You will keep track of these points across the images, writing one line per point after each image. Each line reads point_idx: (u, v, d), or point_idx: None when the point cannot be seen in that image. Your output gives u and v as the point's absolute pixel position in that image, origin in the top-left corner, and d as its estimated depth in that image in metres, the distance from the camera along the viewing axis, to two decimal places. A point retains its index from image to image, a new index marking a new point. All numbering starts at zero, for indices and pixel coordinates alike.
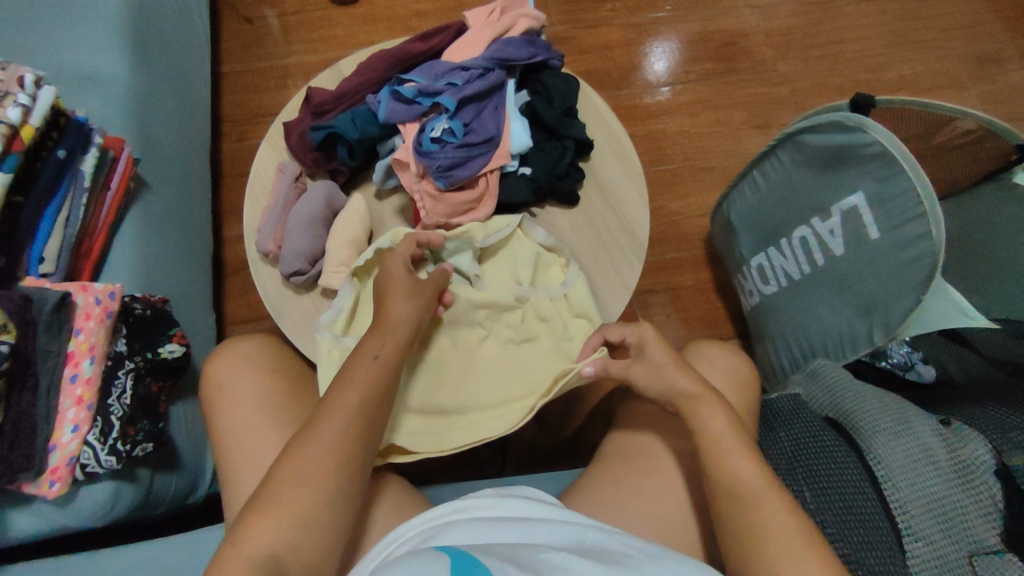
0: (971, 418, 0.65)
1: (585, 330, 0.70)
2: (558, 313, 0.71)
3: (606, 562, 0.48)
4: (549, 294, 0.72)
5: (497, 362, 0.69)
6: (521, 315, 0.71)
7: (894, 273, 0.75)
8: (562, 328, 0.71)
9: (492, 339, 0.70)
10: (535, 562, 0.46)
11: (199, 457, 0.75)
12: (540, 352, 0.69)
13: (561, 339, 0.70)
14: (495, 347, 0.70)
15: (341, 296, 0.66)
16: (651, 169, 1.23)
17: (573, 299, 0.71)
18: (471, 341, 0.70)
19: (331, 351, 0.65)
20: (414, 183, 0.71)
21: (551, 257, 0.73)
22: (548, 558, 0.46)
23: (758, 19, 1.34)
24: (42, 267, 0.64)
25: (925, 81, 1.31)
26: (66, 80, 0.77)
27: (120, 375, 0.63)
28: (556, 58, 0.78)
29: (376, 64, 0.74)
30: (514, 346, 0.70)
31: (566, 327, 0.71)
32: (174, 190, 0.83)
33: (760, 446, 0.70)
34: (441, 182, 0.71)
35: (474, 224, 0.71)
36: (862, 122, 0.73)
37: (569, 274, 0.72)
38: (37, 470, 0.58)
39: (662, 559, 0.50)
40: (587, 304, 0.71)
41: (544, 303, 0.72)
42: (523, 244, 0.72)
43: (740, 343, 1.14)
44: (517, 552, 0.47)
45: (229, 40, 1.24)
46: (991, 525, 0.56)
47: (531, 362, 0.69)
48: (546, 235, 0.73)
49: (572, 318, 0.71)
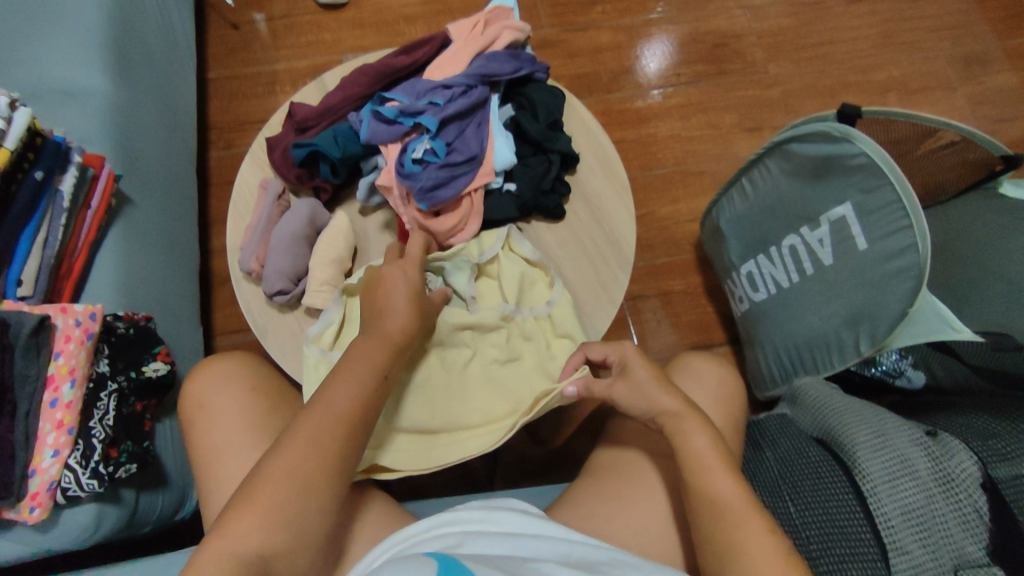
0: (955, 427, 0.66)
1: (567, 348, 0.70)
2: (541, 331, 0.71)
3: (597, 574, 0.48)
4: (534, 313, 0.71)
5: (482, 383, 0.69)
6: (506, 334, 0.70)
7: (881, 285, 0.75)
8: (545, 347, 0.70)
9: (478, 360, 0.69)
10: (523, 569, 0.47)
11: (185, 473, 0.75)
12: (524, 372, 0.69)
13: (545, 358, 0.70)
14: (480, 369, 0.69)
15: (330, 309, 0.66)
16: (642, 172, 1.22)
17: (557, 319, 0.71)
18: (458, 362, 0.69)
19: (314, 367, 0.64)
20: (400, 206, 0.71)
21: (536, 274, 0.72)
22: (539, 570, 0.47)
23: (748, 20, 1.33)
24: (20, 289, 0.63)
25: (914, 83, 1.31)
26: (45, 96, 0.76)
27: (103, 397, 0.62)
28: (541, 71, 0.78)
29: (358, 80, 0.74)
30: (500, 367, 0.69)
31: (549, 347, 0.70)
32: (157, 204, 0.83)
33: (749, 465, 0.71)
34: (424, 204, 0.70)
35: (468, 243, 0.72)
36: (848, 133, 0.73)
37: (554, 293, 0.71)
38: (16, 497, 0.57)
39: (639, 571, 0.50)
40: (573, 325, 0.70)
41: (529, 322, 0.71)
42: (512, 260, 0.72)
43: (730, 348, 1.14)
44: (507, 563, 0.47)
45: (216, 46, 1.22)
46: (975, 538, 0.56)
47: (517, 379, 0.69)
48: (533, 250, 0.73)
49: (555, 337, 0.71)
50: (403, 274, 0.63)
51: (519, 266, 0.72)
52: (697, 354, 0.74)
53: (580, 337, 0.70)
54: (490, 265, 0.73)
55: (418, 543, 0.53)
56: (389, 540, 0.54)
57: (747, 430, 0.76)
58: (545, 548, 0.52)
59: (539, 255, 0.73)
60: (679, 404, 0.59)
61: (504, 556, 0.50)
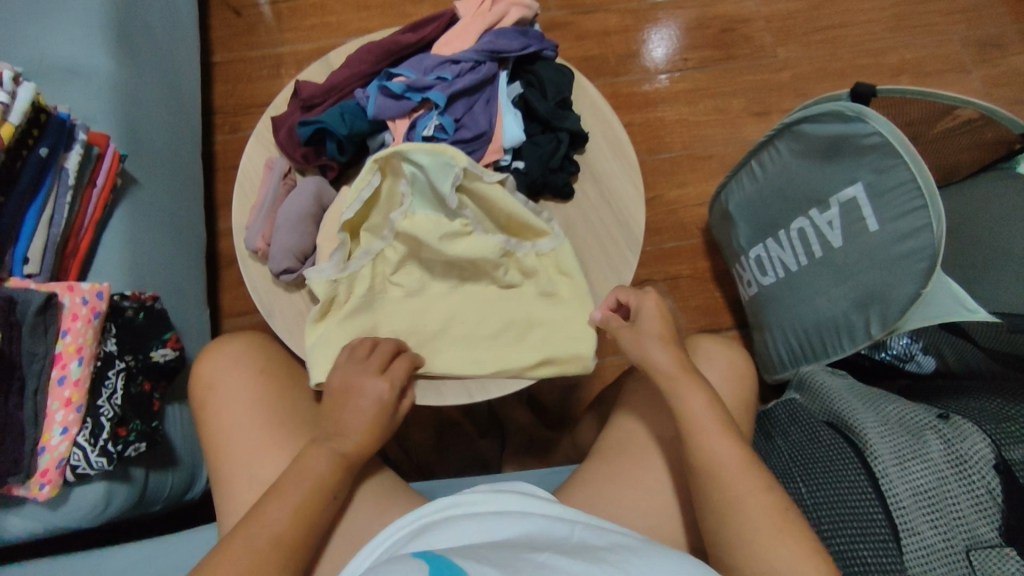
0: (968, 410, 0.65)
1: (572, 289, 0.71)
2: (544, 267, 0.72)
3: (595, 560, 0.46)
4: (536, 249, 0.71)
5: (480, 304, 0.71)
6: (506, 267, 0.71)
7: (893, 266, 0.73)
8: (547, 283, 0.71)
9: (473, 286, 0.72)
10: (517, 560, 0.44)
11: (195, 453, 0.75)
12: (523, 301, 0.72)
13: (545, 290, 0.71)
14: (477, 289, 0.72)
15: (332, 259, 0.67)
16: (650, 157, 1.21)
17: (559, 257, 0.71)
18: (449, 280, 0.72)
19: (323, 289, 0.66)
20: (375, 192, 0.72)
21: (532, 217, 0.70)
22: (532, 558, 0.44)
23: (758, 3, 1.31)
24: (26, 267, 0.63)
25: (926, 66, 1.29)
26: (47, 75, 0.75)
27: (111, 375, 0.62)
28: (549, 49, 0.76)
29: (365, 56, 0.73)
30: (494, 293, 0.72)
31: (552, 283, 0.71)
32: (163, 185, 0.82)
33: (762, 454, 0.72)
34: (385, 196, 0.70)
35: (458, 148, 0.66)
36: (861, 112, 0.71)
37: (556, 233, 0.72)
38: (26, 473, 0.58)
39: (635, 553, 0.48)
40: (573, 265, 0.71)
41: (530, 258, 0.71)
42: (502, 196, 0.68)
43: (738, 332, 1.13)
44: (500, 554, 0.45)
45: (220, 29, 1.21)
46: (988, 520, 0.56)
47: (518, 305, 0.71)
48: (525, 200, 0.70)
49: (559, 275, 0.72)
50: (370, 390, 0.60)
51: (522, 199, 0.70)
52: (708, 337, 0.72)
53: (581, 280, 0.71)
54: (479, 187, 0.68)
55: (423, 532, 0.52)
56: (392, 525, 0.53)
57: (759, 419, 0.77)
58: (550, 528, 0.51)
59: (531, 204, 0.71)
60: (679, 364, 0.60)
61: (506, 543, 0.48)
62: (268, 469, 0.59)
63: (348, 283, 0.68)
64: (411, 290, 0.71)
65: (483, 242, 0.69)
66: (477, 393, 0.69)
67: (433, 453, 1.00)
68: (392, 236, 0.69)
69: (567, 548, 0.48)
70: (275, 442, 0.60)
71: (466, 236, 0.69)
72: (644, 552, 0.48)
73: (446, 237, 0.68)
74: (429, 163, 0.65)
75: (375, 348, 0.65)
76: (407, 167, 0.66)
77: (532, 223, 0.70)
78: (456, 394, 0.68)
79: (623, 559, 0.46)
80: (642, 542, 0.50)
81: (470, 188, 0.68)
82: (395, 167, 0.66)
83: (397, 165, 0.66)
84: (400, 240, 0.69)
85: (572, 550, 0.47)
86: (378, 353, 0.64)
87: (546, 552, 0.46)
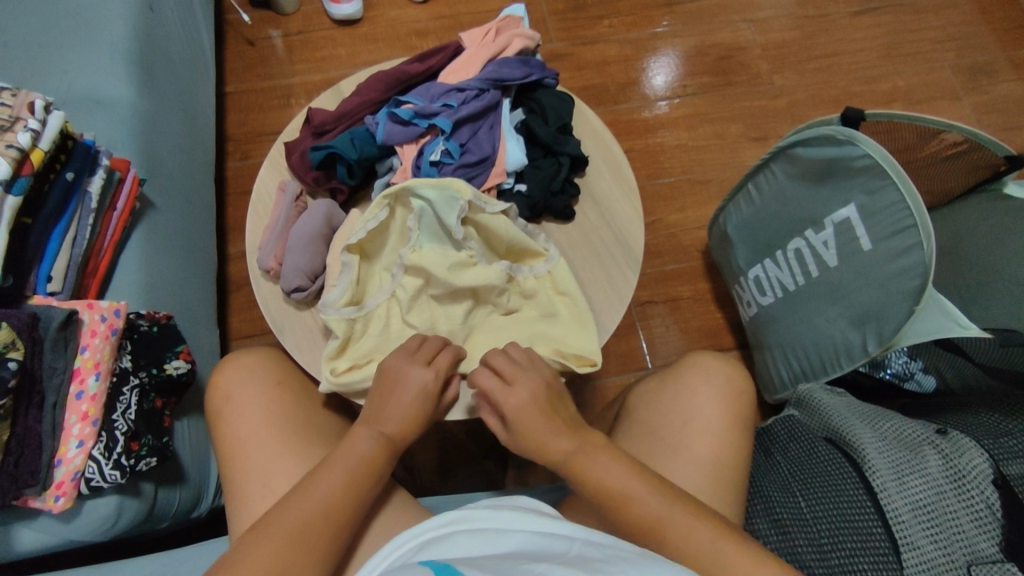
0: (965, 425, 0.67)
1: (571, 308, 0.73)
2: (542, 288, 0.74)
3: (590, 568, 0.46)
4: (534, 272, 0.74)
5: (487, 330, 0.74)
6: (507, 293, 0.74)
7: (886, 284, 0.75)
8: (547, 304, 0.73)
9: (481, 312, 0.75)
10: (517, 570, 0.45)
11: (203, 471, 0.78)
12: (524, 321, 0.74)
13: (546, 314, 0.73)
14: (484, 316, 0.75)
15: (342, 280, 0.69)
16: (650, 181, 1.24)
17: (556, 276, 0.73)
18: (459, 313, 0.73)
19: (337, 325, 0.68)
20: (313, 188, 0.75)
21: (529, 242, 0.73)
22: (530, 568, 0.45)
23: (754, 33, 1.36)
24: (50, 285, 0.65)
25: (919, 93, 1.32)
26: (73, 105, 0.78)
27: (125, 391, 0.64)
28: (550, 77, 0.80)
29: (375, 85, 0.76)
30: (501, 316, 0.75)
31: (551, 304, 0.73)
32: (177, 210, 0.85)
33: (761, 469, 0.73)
34: (319, 204, 0.73)
35: (462, 180, 0.69)
36: (851, 135, 0.74)
37: (551, 253, 0.74)
38: (42, 485, 0.59)
39: (629, 559, 0.48)
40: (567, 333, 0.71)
41: (529, 281, 0.74)
42: (502, 226, 0.71)
43: (739, 353, 1.15)
44: (501, 564, 0.46)
45: (234, 61, 1.26)
46: (988, 535, 0.56)
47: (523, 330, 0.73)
48: (523, 223, 0.73)
49: (556, 295, 0.74)
50: (419, 379, 0.63)
51: (521, 225, 0.73)
52: (705, 354, 0.73)
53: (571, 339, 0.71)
54: (485, 219, 0.71)
55: (424, 547, 0.52)
56: (399, 538, 0.54)
57: (757, 436, 0.78)
58: (547, 540, 0.52)
59: (530, 228, 0.73)
60: (572, 444, 0.60)
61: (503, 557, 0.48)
62: (279, 479, 0.60)
63: (364, 321, 0.70)
64: (424, 326, 0.72)
65: (485, 273, 0.71)
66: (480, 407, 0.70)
67: (438, 474, 1.00)
68: (404, 270, 0.71)
69: (567, 560, 0.48)
70: (286, 456, 0.62)
71: (472, 267, 0.71)
72: (641, 564, 0.47)
73: (453, 268, 0.70)
74: (434, 198, 0.69)
75: (424, 342, 0.67)
76: (415, 202, 0.70)
77: (529, 246, 0.73)
78: (459, 409, 0.70)
79: (619, 567, 0.46)
80: (638, 551, 0.50)
81: (474, 219, 0.71)
82: (405, 201, 0.70)
83: (405, 199, 0.70)
84: (411, 274, 0.72)
85: (569, 561, 0.48)
86: (427, 347, 0.66)
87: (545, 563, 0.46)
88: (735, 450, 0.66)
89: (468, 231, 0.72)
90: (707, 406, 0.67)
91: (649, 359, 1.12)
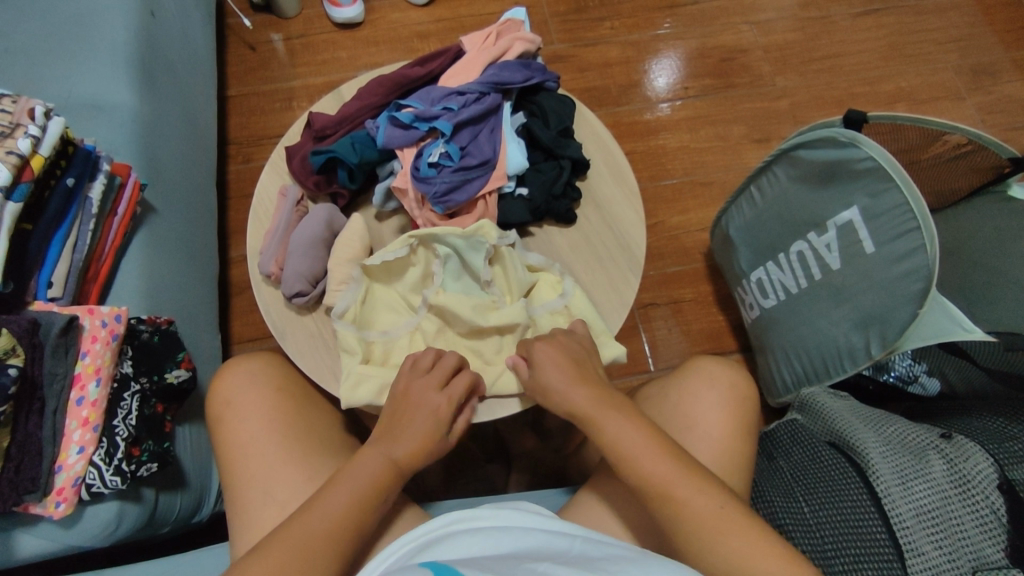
0: (969, 430, 0.66)
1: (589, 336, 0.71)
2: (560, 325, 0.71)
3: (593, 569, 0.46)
4: (549, 308, 0.72)
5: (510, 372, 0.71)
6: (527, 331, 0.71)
7: (891, 287, 0.74)
8: None
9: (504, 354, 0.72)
10: (519, 570, 0.44)
11: (204, 477, 0.78)
12: None
13: None
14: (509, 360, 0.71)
15: (350, 292, 0.69)
16: (652, 184, 1.23)
17: (574, 309, 0.71)
18: (485, 353, 0.71)
19: (352, 340, 0.68)
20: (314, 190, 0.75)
21: (545, 276, 0.73)
22: (531, 567, 0.45)
23: (756, 34, 1.36)
24: (50, 291, 0.65)
25: (923, 93, 1.32)
26: (73, 109, 0.78)
27: (126, 396, 0.64)
28: (551, 80, 0.80)
29: (375, 89, 0.76)
30: None
31: None
32: (177, 214, 0.85)
33: (764, 473, 0.73)
34: (320, 207, 0.73)
35: (489, 224, 0.71)
36: (854, 138, 0.73)
37: (567, 287, 0.72)
38: (43, 491, 0.59)
39: (632, 561, 0.48)
40: (590, 314, 0.71)
41: (546, 318, 0.72)
42: (517, 262, 0.71)
43: (742, 356, 1.14)
44: (502, 565, 0.46)
45: (235, 64, 1.26)
46: (994, 540, 0.55)
47: None
48: (537, 257, 0.73)
49: None
50: (433, 405, 0.62)
51: (537, 258, 0.73)
52: (709, 357, 0.73)
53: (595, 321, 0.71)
54: (506, 255, 0.71)
55: (425, 548, 0.52)
56: (397, 540, 0.54)
57: (760, 441, 0.78)
58: (549, 542, 0.51)
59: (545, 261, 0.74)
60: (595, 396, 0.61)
61: (503, 556, 0.48)
62: (279, 484, 0.60)
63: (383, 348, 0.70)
64: None
65: (510, 313, 0.70)
66: (483, 414, 0.70)
67: (440, 479, 1.00)
68: (426, 309, 0.71)
69: (569, 560, 0.48)
70: (286, 462, 0.61)
71: (495, 309, 0.71)
72: (644, 564, 0.47)
73: (479, 309, 0.70)
74: (466, 244, 0.70)
75: (437, 361, 0.66)
76: (441, 247, 0.70)
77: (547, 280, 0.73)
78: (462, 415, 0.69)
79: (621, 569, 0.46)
80: (641, 553, 0.50)
81: (500, 259, 0.72)
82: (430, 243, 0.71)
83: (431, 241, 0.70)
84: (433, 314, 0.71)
85: (571, 561, 0.47)
86: (427, 354, 0.67)
87: (547, 563, 0.46)
88: (738, 455, 0.65)
89: (494, 273, 0.72)
90: (711, 408, 0.67)
91: (652, 362, 1.12)
